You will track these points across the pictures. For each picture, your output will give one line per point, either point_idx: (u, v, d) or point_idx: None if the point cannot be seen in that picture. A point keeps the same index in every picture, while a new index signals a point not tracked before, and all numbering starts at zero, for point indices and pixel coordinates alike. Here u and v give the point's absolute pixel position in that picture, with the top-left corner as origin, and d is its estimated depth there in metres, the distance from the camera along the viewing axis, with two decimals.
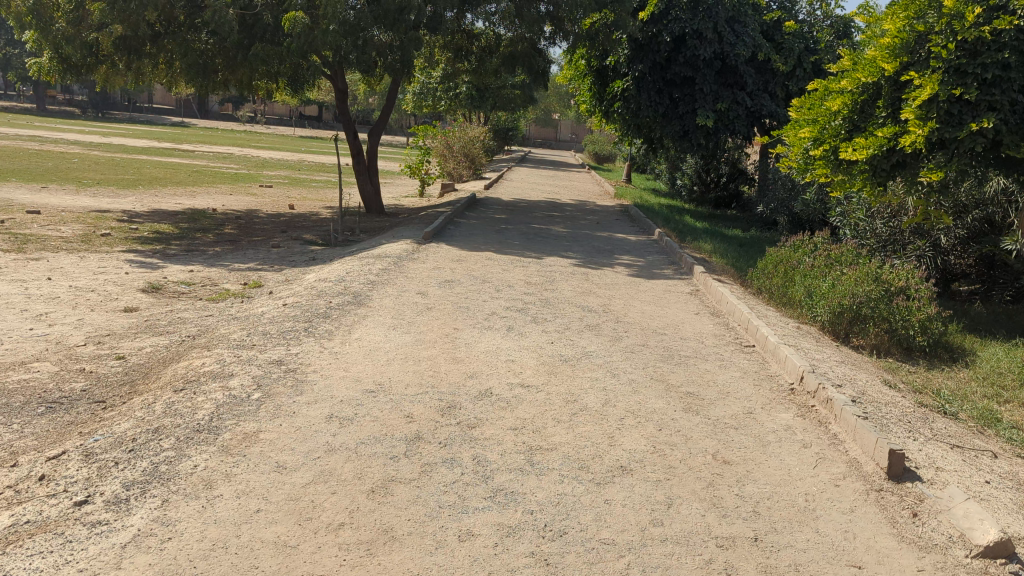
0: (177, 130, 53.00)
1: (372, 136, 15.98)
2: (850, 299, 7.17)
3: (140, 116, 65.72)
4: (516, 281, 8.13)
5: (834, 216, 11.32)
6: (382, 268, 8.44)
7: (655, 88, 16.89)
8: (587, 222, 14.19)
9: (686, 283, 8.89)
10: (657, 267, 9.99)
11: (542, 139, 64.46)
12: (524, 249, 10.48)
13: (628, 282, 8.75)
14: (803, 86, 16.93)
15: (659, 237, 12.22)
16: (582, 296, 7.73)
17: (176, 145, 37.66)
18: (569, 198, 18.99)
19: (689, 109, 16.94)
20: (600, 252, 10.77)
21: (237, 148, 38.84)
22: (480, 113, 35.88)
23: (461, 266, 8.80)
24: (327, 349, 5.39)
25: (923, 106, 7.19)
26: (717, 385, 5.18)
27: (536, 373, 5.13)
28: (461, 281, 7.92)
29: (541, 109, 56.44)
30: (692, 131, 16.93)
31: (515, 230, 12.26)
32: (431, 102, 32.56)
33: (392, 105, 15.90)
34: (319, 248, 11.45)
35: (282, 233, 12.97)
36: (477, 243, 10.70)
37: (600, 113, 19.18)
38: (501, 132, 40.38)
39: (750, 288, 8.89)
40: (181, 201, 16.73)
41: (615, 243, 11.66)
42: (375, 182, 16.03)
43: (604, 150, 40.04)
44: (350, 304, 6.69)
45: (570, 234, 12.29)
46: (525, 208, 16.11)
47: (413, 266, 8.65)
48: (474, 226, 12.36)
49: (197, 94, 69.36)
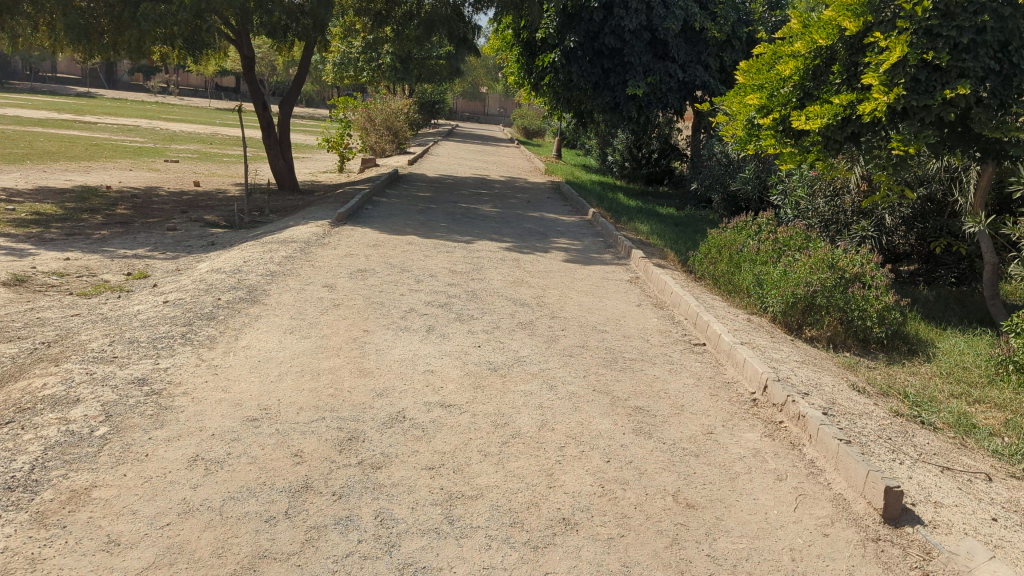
0: (81, 100, 49.85)
1: (284, 107, 14.80)
2: (804, 289, 6.55)
3: (43, 86, 61.86)
4: (439, 271, 7.29)
5: (773, 195, 10.82)
6: (287, 256, 7.48)
7: (585, 59, 16.13)
8: (516, 201, 13.40)
9: (625, 270, 8.19)
10: (592, 251, 9.28)
11: (469, 114, 63.18)
12: (448, 232, 9.62)
13: (562, 269, 8.00)
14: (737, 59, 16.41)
15: (593, 217, 11.52)
16: (512, 287, 6.95)
17: (79, 117, 35.24)
18: (498, 175, 18.13)
19: (621, 81, 16.25)
20: (530, 234, 10.01)
21: (145, 121, 36.58)
22: (404, 86, 34.61)
23: (377, 253, 7.90)
24: (205, 362, 4.44)
25: (887, 71, 6.60)
26: (669, 397, 4.46)
27: (459, 389, 4.32)
28: (376, 271, 7.03)
29: (468, 83, 55.16)
30: (624, 105, 16.26)
31: (439, 210, 11.38)
32: (352, 73, 31.13)
33: (304, 73, 14.72)
34: (221, 231, 10.34)
35: (182, 214, 11.78)
36: (398, 225, 9.79)
37: (529, 85, 18.33)
38: (426, 106, 39.15)
39: (693, 274, 8.26)
40: (73, 179, 15.24)
41: (546, 224, 10.91)
42: (288, 157, 14.89)
43: (533, 125, 39.21)
44: (243, 302, 5.73)
45: (498, 215, 11.48)
46: (450, 185, 15.21)
47: (322, 253, 7.71)
48: (394, 206, 11.42)
49: (105, 63, 65.68)
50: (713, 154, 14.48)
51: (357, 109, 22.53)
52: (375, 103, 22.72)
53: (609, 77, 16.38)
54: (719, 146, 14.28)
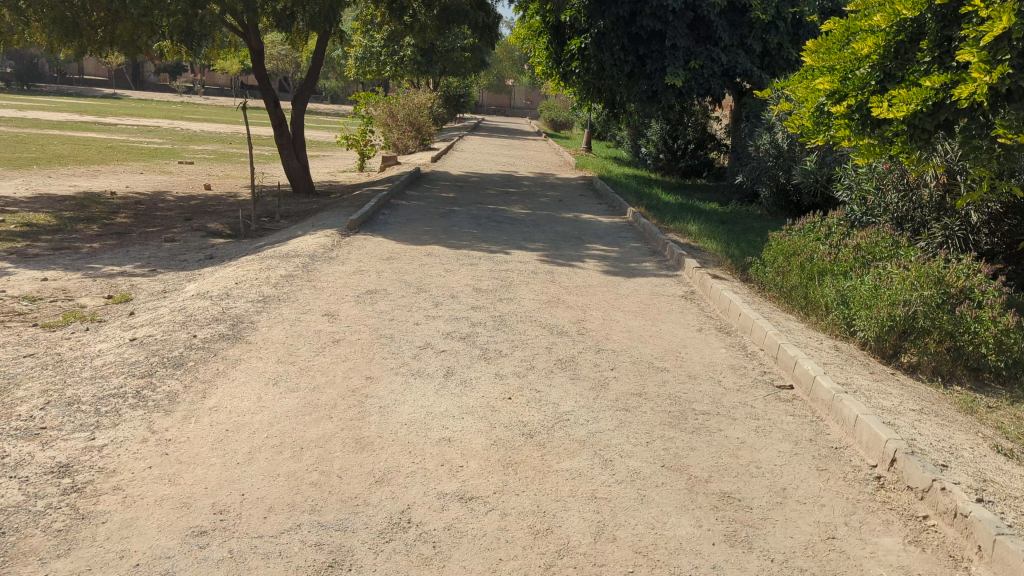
0: (104, 102, 49.52)
1: (297, 104, 13.84)
2: (904, 310, 5.33)
3: (69, 88, 61.77)
4: (462, 290, 6.26)
5: (838, 190, 9.57)
6: (288, 274, 6.49)
7: (619, 44, 15.00)
8: (547, 201, 12.34)
9: (678, 282, 7.07)
10: (636, 257, 8.19)
11: (495, 108, 62.06)
12: (473, 239, 8.59)
13: (604, 283, 6.92)
14: (782, 41, 15.18)
15: (633, 217, 10.41)
16: (546, 309, 5.90)
17: (99, 118, 34.68)
18: (527, 171, 17.08)
19: (659, 67, 15.10)
20: (565, 240, 8.94)
21: (164, 120, 35.96)
22: (428, 79, 33.62)
23: (391, 268, 6.89)
24: (156, 435, 3.41)
25: (989, 46, 5.46)
26: (763, 475, 3.35)
27: (484, 472, 3.25)
28: (387, 293, 6.01)
29: (494, 75, 54.04)
30: (662, 93, 15.10)
31: (464, 213, 10.35)
32: (374, 68, 30.18)
33: (317, 66, 13.74)
34: (223, 241, 9.40)
35: (185, 222, 10.88)
36: (416, 233, 8.78)
37: (558, 74, 17.22)
38: (451, 99, 38.18)
39: (757, 287, 7.11)
40: (77, 184, 14.44)
41: (581, 227, 9.82)
42: (301, 157, 13.94)
43: (561, 117, 38.02)
44: (223, 339, 4.71)
45: (528, 216, 10.42)
46: (475, 184, 14.18)
47: (328, 269, 6.72)
48: (414, 209, 10.41)
49: (130, 63, 65.53)
50: (760, 143, 13.31)
51: (378, 104, 21.57)
52: (397, 98, 21.74)
53: (646, 64, 15.22)
54: (767, 135, 13.07)
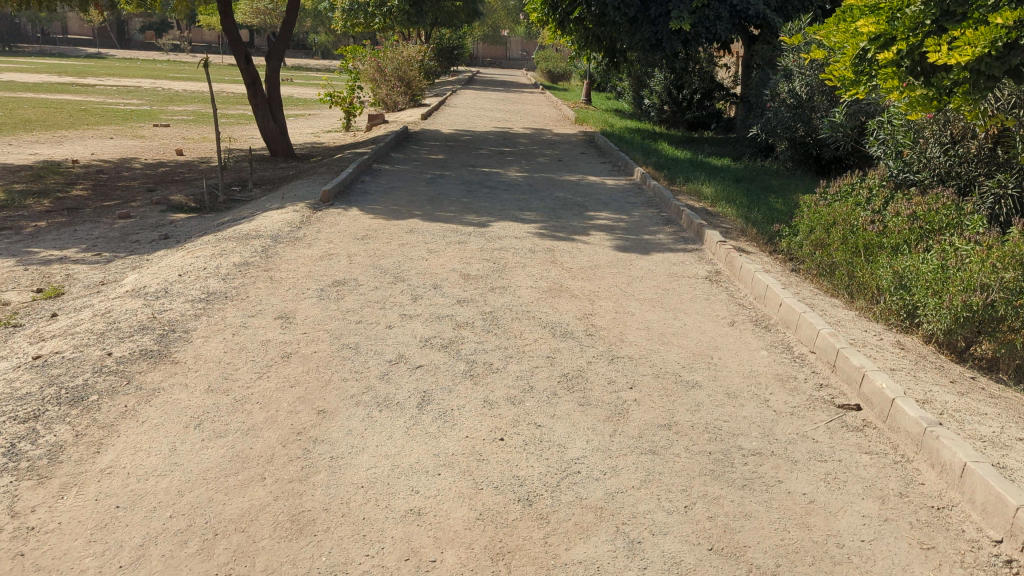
0: (86, 61, 48.00)
1: (271, 59, 12.69)
2: (982, 301, 4.29)
3: (52, 47, 60.00)
4: (448, 278, 5.32)
5: (871, 145, 8.49)
6: (245, 261, 5.53)
7: None
8: (546, 161, 11.31)
9: (699, 260, 6.11)
10: (647, 228, 7.23)
11: (491, 59, 60.22)
12: (463, 210, 7.62)
13: (614, 263, 5.97)
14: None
15: (641, 179, 9.40)
16: (546, 300, 4.96)
17: (78, 78, 33.39)
18: (524, 127, 15.98)
19: (663, 12, 13.95)
20: (566, 208, 7.97)
21: (145, 79, 34.64)
22: (419, 31, 32.20)
23: (366, 251, 5.94)
24: (16, 523, 2.50)
25: None
26: (850, 562, 2.44)
27: (464, 574, 2.34)
28: (357, 285, 5.06)
29: (488, 26, 52.22)
30: (667, 39, 13.95)
31: (454, 178, 9.35)
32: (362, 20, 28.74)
33: (292, 17, 12.56)
34: (184, 216, 8.42)
35: (148, 194, 9.89)
36: (400, 204, 7.81)
37: (555, 22, 16.09)
38: (444, 52, 36.72)
39: (790, 263, 6.15)
40: (38, 152, 13.39)
41: (585, 191, 8.83)
42: (278, 117, 12.84)
43: (558, 68, 36.56)
44: (143, 359, 3.76)
45: (525, 180, 9.43)
46: (467, 143, 13.13)
47: (292, 254, 5.77)
48: (398, 175, 9.40)
49: (114, 21, 63.66)
50: (776, 92, 12.24)
51: (365, 58, 20.36)
52: (385, 51, 20.52)
53: (649, 8, 14.06)
54: (785, 83, 11.98)
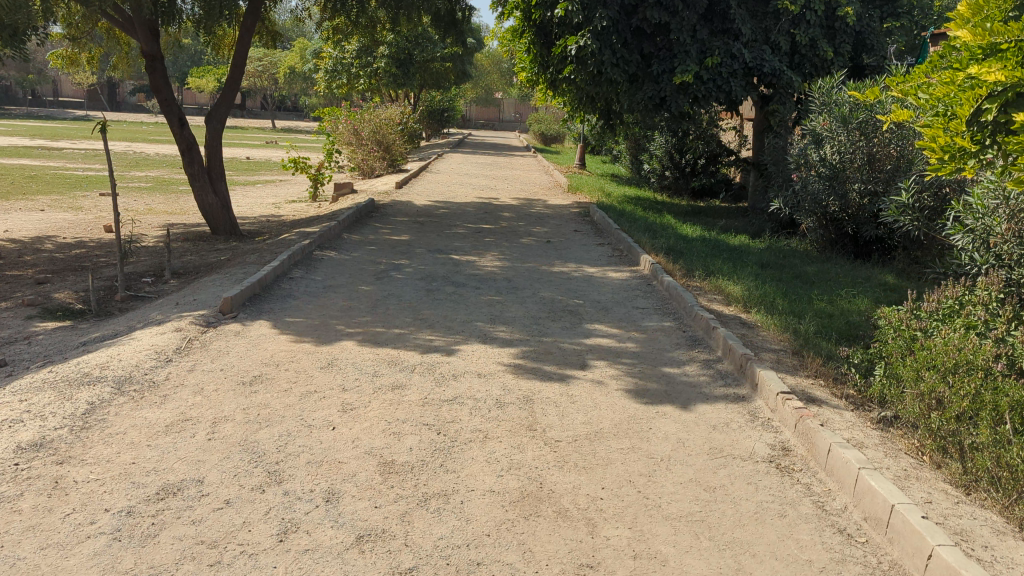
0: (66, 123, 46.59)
1: (215, 119, 10.84)
2: None
3: (35, 108, 58.76)
4: (357, 476, 3.26)
5: (948, 232, 6.54)
6: (38, 438, 3.46)
7: (619, 41, 12.11)
8: (532, 243, 9.35)
9: (751, 420, 4.09)
10: (668, 353, 5.21)
11: (484, 121, 59.26)
12: (414, 323, 5.59)
13: (625, 430, 3.92)
14: (815, 36, 12.25)
15: (651, 272, 7.43)
16: (512, 528, 2.91)
17: (47, 141, 31.68)
18: (511, 197, 14.11)
19: (666, 69, 12.21)
20: (555, 316, 5.97)
21: (117, 143, 32.94)
22: (406, 93, 30.78)
23: (248, 411, 3.89)
24: None
25: None
26: None
27: None
28: (197, 499, 3.00)
29: (479, 88, 51.16)
30: (671, 98, 12.10)
31: (413, 270, 7.37)
32: (346, 81, 27.18)
33: (238, 71, 10.75)
34: (53, 324, 6.35)
35: (31, 287, 7.83)
36: (330, 312, 5.80)
37: (546, 81, 14.46)
38: (432, 114, 35.30)
39: (886, 426, 4.14)
40: None
41: (578, 290, 6.85)
42: (221, 189, 10.96)
43: (551, 131, 35.13)
44: None
45: (503, 272, 7.46)
46: (441, 217, 11.23)
47: (123, 422, 3.68)
48: (343, 266, 7.42)
49: (101, 82, 62.82)
50: (803, 160, 10.39)
51: (339, 120, 18.71)
52: (362, 113, 18.81)
53: (652, 63, 12.38)
54: (816, 151, 10.11)
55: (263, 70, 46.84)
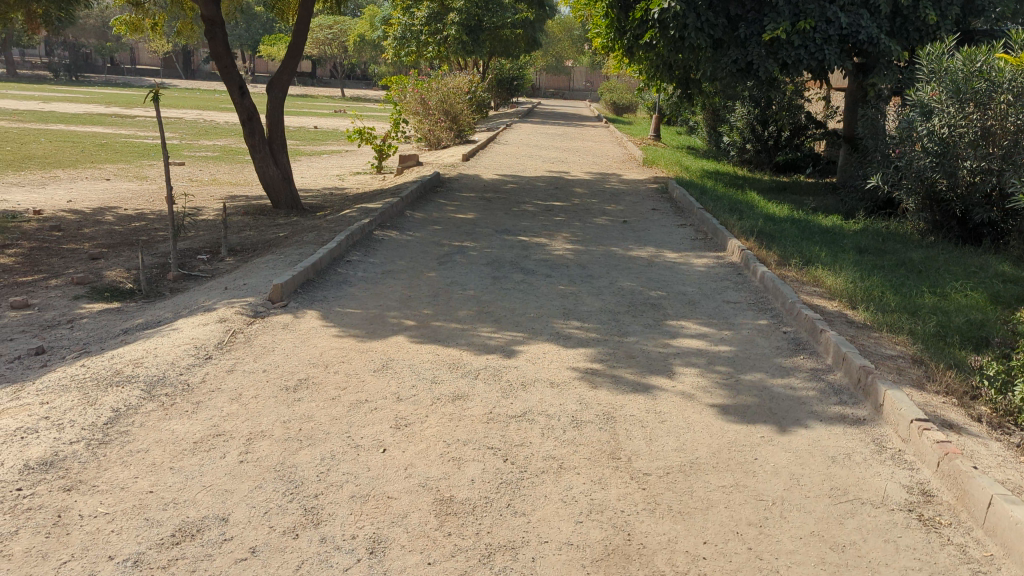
0: (143, 91, 47.47)
1: (277, 89, 10.44)
2: None
3: (115, 76, 60.15)
4: (408, 519, 2.73)
5: None
6: (49, 456, 3.02)
7: (704, 4, 11.27)
8: (607, 223, 8.70)
9: (879, 453, 3.41)
10: (768, 358, 4.55)
11: (554, 90, 58.23)
12: (479, 317, 5.04)
13: (726, 461, 3.30)
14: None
15: (741, 260, 6.72)
16: None
17: (123, 109, 32.18)
18: (582, 171, 13.42)
19: (755, 32, 11.39)
20: (636, 310, 5.35)
21: (190, 111, 33.29)
22: (475, 62, 30.15)
23: (288, 424, 3.41)
24: None
25: None
26: None
27: None
28: (217, 547, 2.51)
29: (549, 57, 50.10)
30: (759, 64, 11.23)
31: (478, 253, 6.82)
32: (415, 49, 26.67)
33: (301, 39, 10.31)
34: (102, 305, 6.03)
35: (86, 263, 7.57)
36: (387, 302, 5.30)
37: (622, 47, 13.72)
38: (501, 83, 34.61)
39: None
40: (8, 196, 11.31)
41: (659, 280, 6.21)
42: (283, 161, 10.58)
43: (623, 101, 34.04)
44: None
45: (576, 257, 6.86)
46: (509, 193, 10.66)
47: (147, 436, 3.23)
48: (405, 247, 6.93)
49: (178, 51, 63.91)
50: (908, 134, 9.40)
51: (407, 89, 18.16)
52: (430, 81, 18.26)
53: (739, 28, 11.49)
54: (922, 124, 9.03)
55: (333, 38, 46.73)
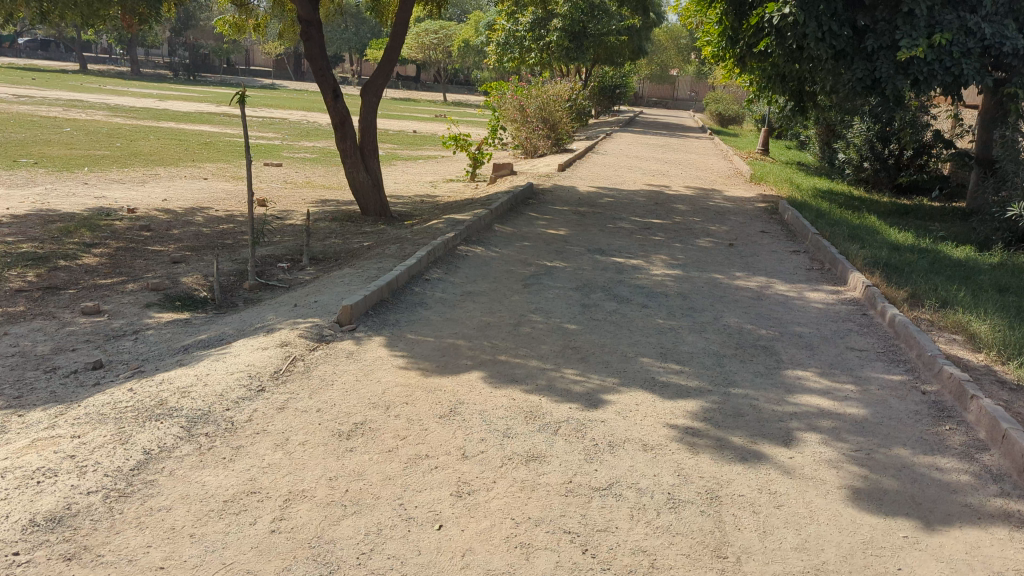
0: (254, 92, 48.97)
1: (372, 94, 10.18)
2: None
3: (230, 77, 62.41)
4: None
5: None
6: (60, 509, 2.64)
7: (828, 11, 10.39)
8: (710, 245, 7.99)
9: None
10: (906, 427, 3.81)
11: (657, 98, 57.03)
12: (564, 354, 4.48)
13: (862, 573, 2.62)
14: None
15: (866, 298, 5.92)
16: None
17: (233, 108, 33.11)
18: (684, 186, 12.68)
19: (884, 43, 10.39)
20: (744, 355, 4.68)
21: (296, 112, 33.98)
22: (578, 69, 29.60)
23: (334, 484, 2.93)
24: None
25: None
26: None
27: None
28: None
29: (654, 65, 49.01)
30: (887, 80, 10.19)
31: (568, 276, 6.26)
32: (517, 55, 26.35)
33: (398, 44, 10.02)
34: (172, 315, 5.78)
35: (166, 267, 7.40)
36: (463, 330, 4.79)
37: (734, 57, 12.94)
38: (603, 91, 33.93)
39: None
40: (108, 193, 11.45)
41: (771, 317, 5.50)
42: (374, 168, 10.31)
43: (729, 112, 32.80)
44: None
45: (676, 285, 6.21)
46: (606, 208, 10.06)
47: (173, 490, 2.82)
48: (489, 266, 6.44)
49: (290, 54, 65.86)
50: None
51: (507, 96, 17.77)
52: (530, 88, 17.87)
53: (866, 38, 10.55)
54: None
55: (437, 42, 47.07)
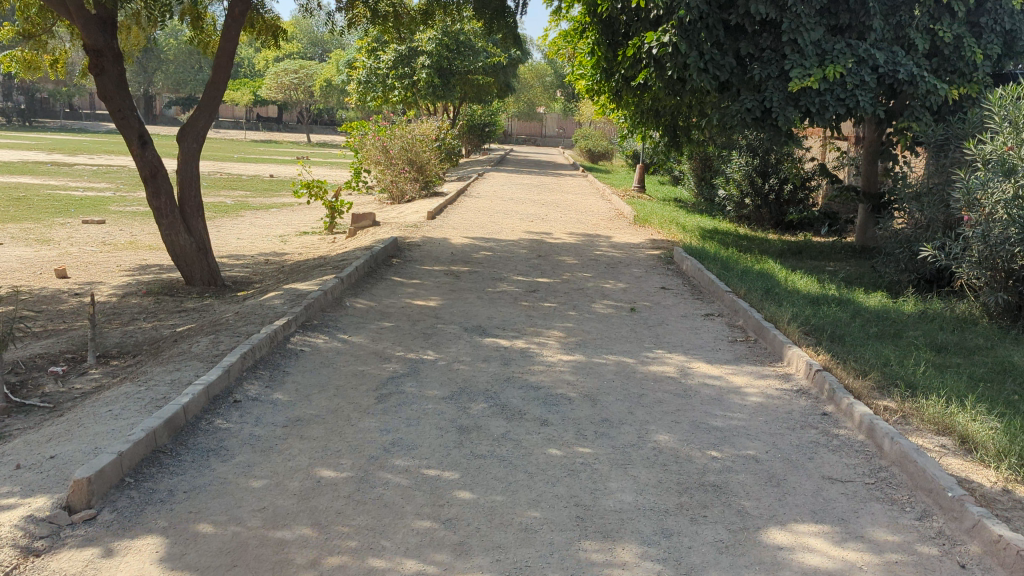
0: (96, 137, 45.10)
1: (191, 142, 8.34)
2: None
3: (70, 121, 57.60)
4: None
5: None
6: None
7: (710, 40, 9.39)
8: (610, 312, 6.62)
9: None
10: None
11: (526, 136, 56.76)
12: (433, 538, 2.87)
13: None
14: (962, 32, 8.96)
15: (818, 387, 4.63)
16: None
17: (67, 156, 29.80)
18: (566, 233, 11.41)
19: (771, 74, 9.41)
20: (696, 505, 3.23)
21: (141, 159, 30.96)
22: (446, 108, 28.36)
23: None
24: None
25: None
26: None
27: None
28: None
29: (521, 102, 48.63)
30: (779, 112, 9.22)
31: (436, 376, 4.69)
32: (380, 93, 24.76)
33: (219, 83, 8.32)
34: None
35: None
36: (273, 499, 3.11)
37: (609, 91, 11.85)
38: (473, 130, 32.83)
39: None
40: None
41: (711, 426, 4.10)
42: (198, 229, 8.45)
43: (600, 148, 32.34)
44: None
45: (578, 380, 4.74)
46: (481, 265, 8.57)
47: None
48: (330, 366, 4.77)
49: None
50: (973, 197, 7.18)
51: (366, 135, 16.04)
52: (393, 128, 16.18)
53: (751, 68, 9.57)
54: (1003, 183, 6.88)
55: (298, 82, 44.85)
